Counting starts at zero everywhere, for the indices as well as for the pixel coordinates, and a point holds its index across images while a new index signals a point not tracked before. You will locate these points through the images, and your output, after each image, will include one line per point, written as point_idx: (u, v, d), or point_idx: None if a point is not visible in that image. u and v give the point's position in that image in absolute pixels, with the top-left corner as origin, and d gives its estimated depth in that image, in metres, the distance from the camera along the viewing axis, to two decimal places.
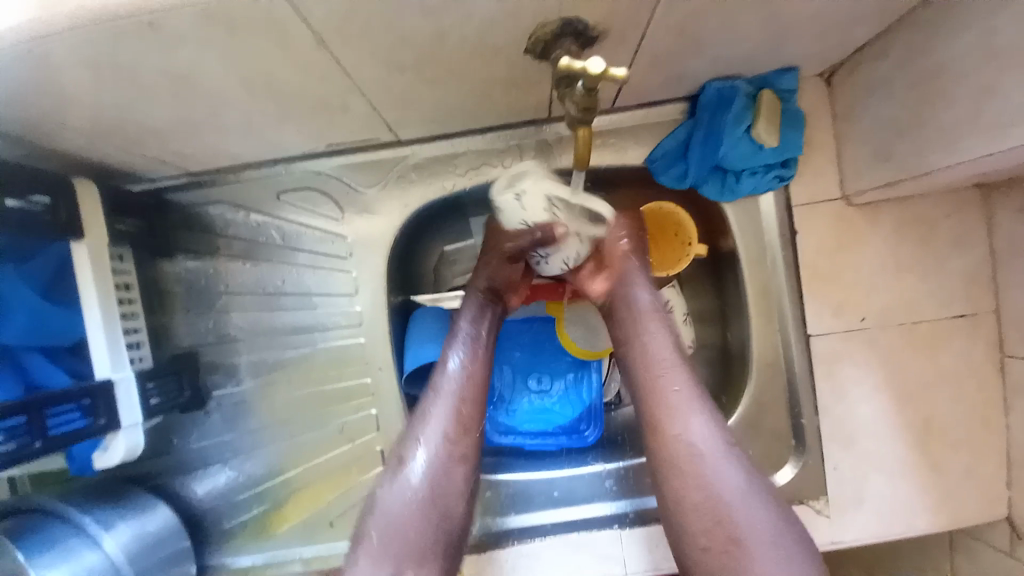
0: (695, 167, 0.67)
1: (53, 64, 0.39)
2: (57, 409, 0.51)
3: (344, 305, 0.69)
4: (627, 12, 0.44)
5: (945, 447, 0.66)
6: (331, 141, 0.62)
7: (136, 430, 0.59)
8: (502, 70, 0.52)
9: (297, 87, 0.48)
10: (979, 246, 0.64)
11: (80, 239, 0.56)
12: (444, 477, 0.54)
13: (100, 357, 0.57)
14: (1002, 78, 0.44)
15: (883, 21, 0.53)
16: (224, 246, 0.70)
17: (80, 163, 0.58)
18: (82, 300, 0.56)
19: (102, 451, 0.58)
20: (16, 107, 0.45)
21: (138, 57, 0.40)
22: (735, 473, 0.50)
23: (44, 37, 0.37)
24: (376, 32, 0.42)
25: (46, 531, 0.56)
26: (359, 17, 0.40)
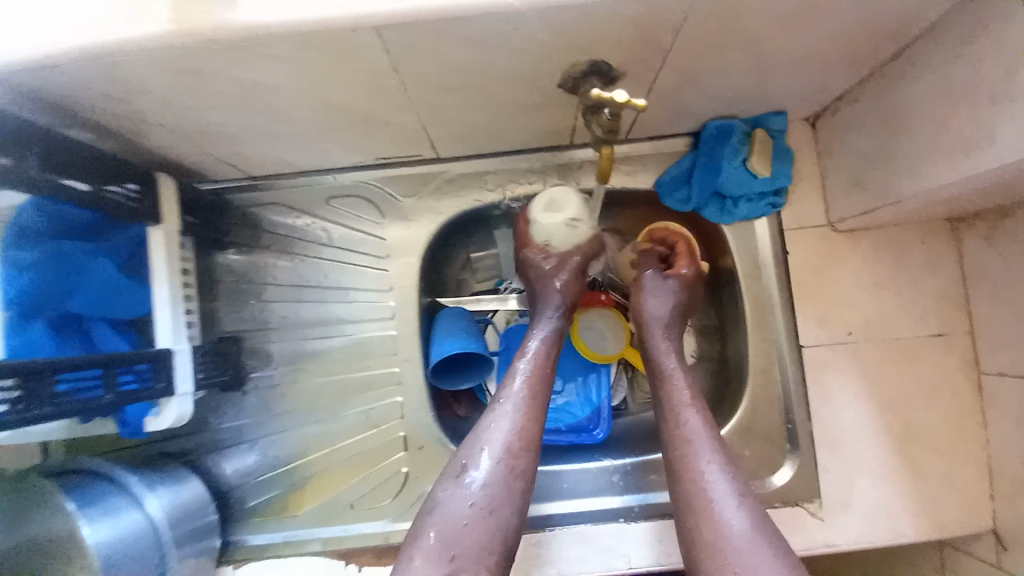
0: (696, 192, 0.76)
1: (169, 74, 0.48)
2: (124, 371, 0.57)
3: (379, 300, 0.77)
4: (642, 55, 0.54)
5: (929, 456, 0.70)
6: (380, 154, 0.72)
7: (186, 398, 0.64)
8: (535, 96, 0.61)
9: (364, 103, 0.57)
10: (951, 270, 0.72)
11: (158, 224, 0.63)
12: (503, 502, 0.54)
13: (164, 329, 0.63)
14: (954, 119, 0.53)
15: (857, 73, 0.63)
16: (274, 242, 0.78)
17: (162, 162, 0.66)
18: (154, 281, 0.63)
19: (154, 416, 0.63)
20: (126, 108, 0.53)
21: (237, 69, 0.49)
22: (742, 518, 0.53)
23: (162, 51, 0.44)
24: (436, 59, 0.51)
25: (91, 486, 0.59)
26: (426, 48, 0.49)
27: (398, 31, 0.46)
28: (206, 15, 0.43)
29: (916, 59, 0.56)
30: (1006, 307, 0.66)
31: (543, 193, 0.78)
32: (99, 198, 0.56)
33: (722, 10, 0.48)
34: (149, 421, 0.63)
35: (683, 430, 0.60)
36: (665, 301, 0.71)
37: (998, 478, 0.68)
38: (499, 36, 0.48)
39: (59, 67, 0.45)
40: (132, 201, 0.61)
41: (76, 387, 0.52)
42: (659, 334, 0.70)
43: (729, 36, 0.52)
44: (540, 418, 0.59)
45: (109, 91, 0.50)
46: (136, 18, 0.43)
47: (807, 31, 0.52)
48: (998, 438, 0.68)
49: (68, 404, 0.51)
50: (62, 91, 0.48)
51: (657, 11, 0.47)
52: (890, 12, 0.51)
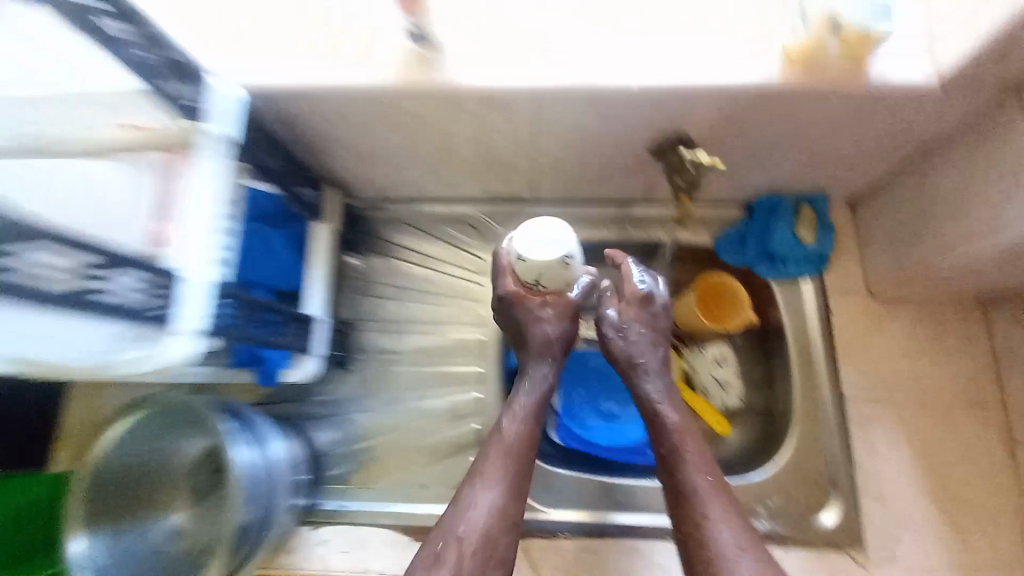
0: (750, 250, 0.88)
1: (378, 110, 0.66)
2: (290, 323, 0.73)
3: (472, 309, 0.90)
4: (720, 134, 0.71)
5: (969, 517, 0.74)
6: (492, 190, 0.88)
7: (315, 361, 0.79)
8: (630, 159, 0.78)
9: (500, 149, 0.75)
10: (982, 345, 0.80)
11: (321, 222, 0.82)
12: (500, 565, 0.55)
13: (312, 302, 0.78)
14: (972, 206, 0.65)
15: (890, 168, 0.78)
16: (391, 251, 0.93)
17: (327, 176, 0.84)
18: (311, 261, 0.80)
19: (292, 367, 0.77)
20: (331, 131, 0.71)
21: (423, 113, 0.67)
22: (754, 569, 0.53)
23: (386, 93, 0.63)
24: (568, 121, 0.68)
25: (243, 415, 0.71)
26: (564, 111, 0.66)
27: (550, 97, 0.63)
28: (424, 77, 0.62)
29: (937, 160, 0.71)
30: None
31: (618, 239, 0.92)
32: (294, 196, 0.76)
33: (788, 105, 0.64)
34: (288, 372, 0.76)
35: (685, 483, 0.59)
36: (648, 348, 0.68)
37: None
38: (618, 110, 0.66)
39: (314, 96, 0.63)
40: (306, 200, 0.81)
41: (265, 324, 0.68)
42: (654, 379, 0.67)
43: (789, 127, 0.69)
44: (520, 483, 0.59)
45: (327, 117, 0.68)
46: (374, 70, 0.62)
47: (849, 130, 0.69)
48: None
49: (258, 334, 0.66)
50: (299, 112, 0.67)
51: (739, 102, 0.64)
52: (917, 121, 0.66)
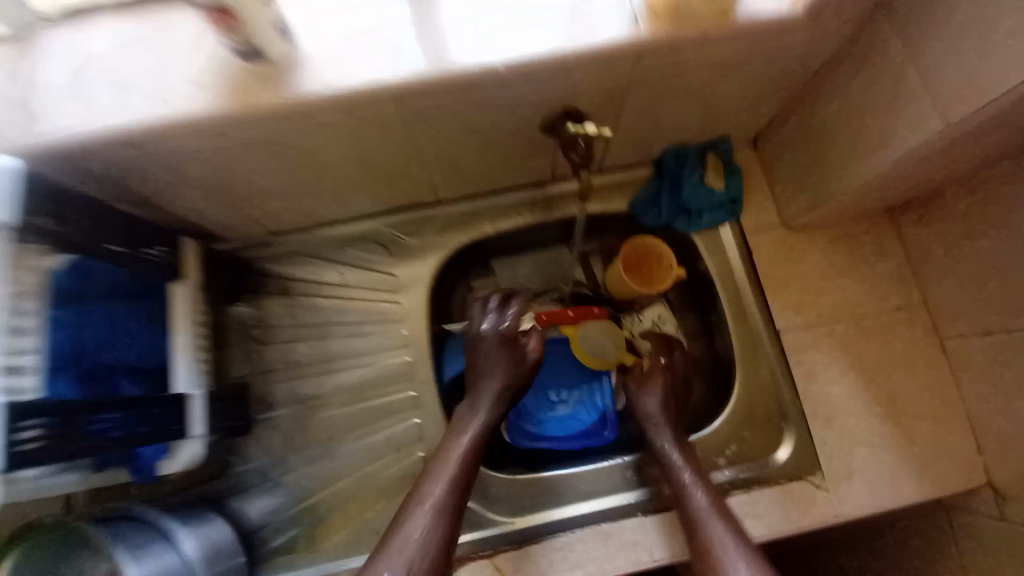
0: (667, 209, 0.85)
1: (229, 138, 0.57)
2: (145, 417, 0.63)
3: (391, 331, 0.83)
4: (608, 99, 0.66)
5: (920, 437, 0.74)
6: (386, 200, 0.81)
7: (198, 441, 0.70)
8: (522, 139, 0.72)
9: (395, 160, 0.70)
10: (896, 257, 0.81)
11: (179, 281, 0.73)
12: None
13: (180, 374, 0.71)
14: (871, 116, 0.64)
15: (764, 120, 0.81)
16: (281, 288, 0.85)
17: (190, 231, 0.76)
18: (172, 324, 0.72)
19: (167, 459, 0.68)
20: (177, 174, 0.63)
21: (276, 137, 0.59)
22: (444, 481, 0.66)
23: (223, 127, 0.55)
24: (447, 101, 0.59)
25: (134, 531, 0.64)
26: (440, 95, 0.57)
27: (419, 97, 0.57)
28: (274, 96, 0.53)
29: (833, 73, 0.68)
30: (962, 325, 0.74)
31: (533, 222, 0.87)
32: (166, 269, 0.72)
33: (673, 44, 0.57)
34: (162, 464, 0.68)
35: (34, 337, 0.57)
36: None
37: (993, 468, 0.71)
38: (500, 93, 0.59)
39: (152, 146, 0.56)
40: (164, 258, 0.72)
41: (109, 429, 0.58)
42: None
43: (691, 90, 0.67)
44: None
45: (168, 161, 0.59)
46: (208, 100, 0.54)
47: (735, 74, 0.66)
48: (985, 417, 0.72)
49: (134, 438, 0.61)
50: (140, 168, 0.59)
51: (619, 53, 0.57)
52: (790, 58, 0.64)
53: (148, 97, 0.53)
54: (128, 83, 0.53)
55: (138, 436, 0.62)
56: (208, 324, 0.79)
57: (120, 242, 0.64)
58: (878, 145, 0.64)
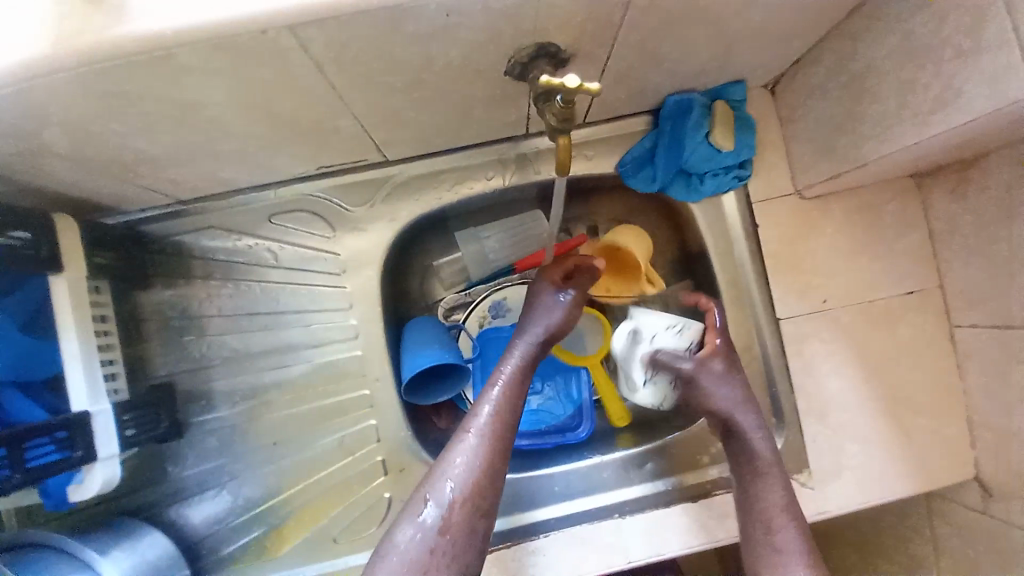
0: (662, 171, 0.71)
1: (54, 94, 0.41)
2: (33, 443, 0.52)
3: (339, 319, 0.71)
4: (593, 35, 0.49)
5: (913, 429, 0.69)
6: (320, 163, 0.65)
7: (112, 462, 0.59)
8: (483, 89, 0.55)
9: (313, 116, 0.53)
10: (920, 230, 0.69)
11: (60, 272, 0.57)
12: (467, 513, 0.53)
13: (78, 388, 0.57)
14: (931, 68, 0.49)
15: (789, 59, 0.65)
16: (204, 269, 0.71)
17: (61, 200, 0.59)
18: (60, 326, 0.57)
19: (78, 484, 0.58)
20: (5, 143, 0.46)
21: (132, 90, 0.42)
22: (463, 456, 0.55)
23: (45, 75, 0.38)
24: (369, 39, 0.42)
25: (47, 562, 0.55)
26: (356, 30, 0.41)
27: (321, 29, 0.40)
28: (109, 34, 0.37)
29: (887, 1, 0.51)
30: (976, 314, 0.65)
31: (504, 187, 0.72)
32: (45, 257, 0.55)
33: None
34: (71, 491, 0.58)
35: None
36: None
37: (982, 462, 0.67)
38: (445, 25, 0.43)
39: None
40: (26, 246, 0.54)
41: None
42: None
43: (704, 23, 0.51)
44: None
45: None
46: (20, 44, 0.38)
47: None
48: (982, 410, 0.66)
49: (38, 469, 0.52)
50: None
51: None
52: None
53: None
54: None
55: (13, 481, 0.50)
56: (114, 317, 0.65)
57: None
58: (931, 108, 0.50)
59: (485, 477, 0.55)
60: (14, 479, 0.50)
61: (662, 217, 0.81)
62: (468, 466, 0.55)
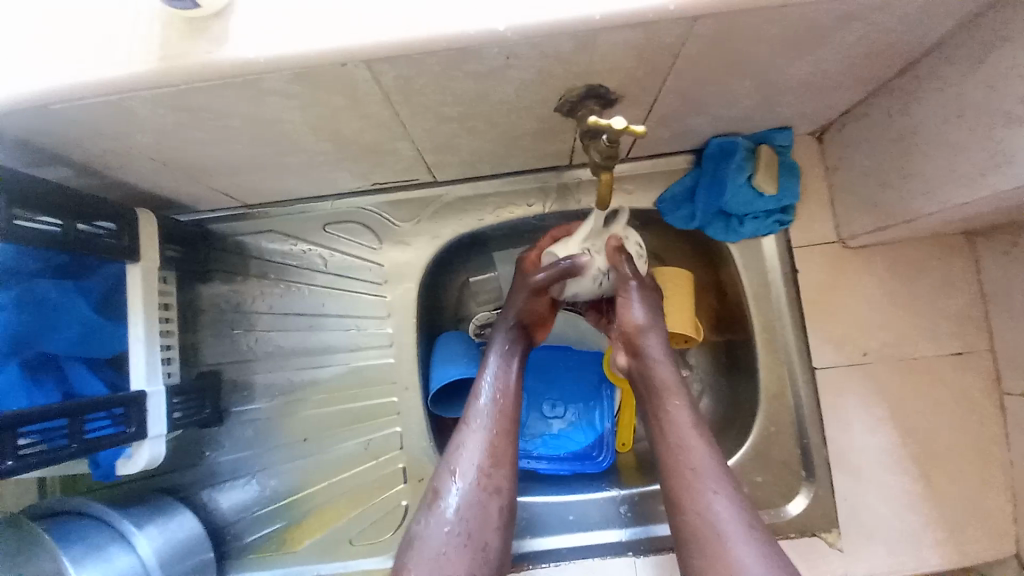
0: (701, 211, 0.72)
1: (157, 107, 0.46)
2: (92, 416, 0.57)
3: (375, 327, 0.75)
4: (642, 80, 0.51)
5: (953, 498, 0.65)
6: (375, 180, 0.69)
7: (160, 440, 0.64)
8: (533, 123, 0.58)
9: (374, 138, 0.57)
10: (969, 289, 0.67)
11: (136, 261, 0.63)
12: (481, 499, 0.56)
13: (138, 369, 0.62)
14: (983, 132, 0.48)
15: (837, 110, 0.65)
16: (259, 268, 0.76)
17: (144, 197, 0.66)
18: (130, 310, 0.63)
19: (126, 459, 0.62)
20: (106, 143, 0.52)
21: (222, 107, 0.47)
22: (469, 449, 0.58)
23: (150, 88, 0.44)
24: (433, 74, 0.46)
25: (87, 530, 0.59)
26: (423, 66, 0.45)
27: (392, 64, 0.44)
28: (210, 59, 0.42)
29: (941, 63, 0.52)
30: None
31: (544, 214, 0.75)
32: (124, 248, 0.61)
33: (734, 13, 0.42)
34: (119, 464, 0.63)
35: None
36: None
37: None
38: (504, 66, 0.46)
39: (71, 106, 0.45)
40: (111, 236, 0.60)
41: (41, 437, 0.52)
42: None
43: (752, 74, 0.53)
44: None
45: (97, 130, 0.49)
46: (134, 62, 0.43)
47: (814, 55, 0.50)
48: None
49: (94, 440, 0.56)
50: (63, 133, 0.49)
51: (660, 23, 0.43)
52: (886, 38, 0.49)
53: (77, 53, 0.44)
54: (64, 44, 0.44)
55: (70, 450, 0.54)
56: (175, 306, 0.71)
57: (51, 217, 0.53)
58: (981, 170, 0.49)
59: (495, 466, 0.58)
60: (72, 447, 0.54)
61: (697, 254, 0.82)
62: (478, 457, 0.58)
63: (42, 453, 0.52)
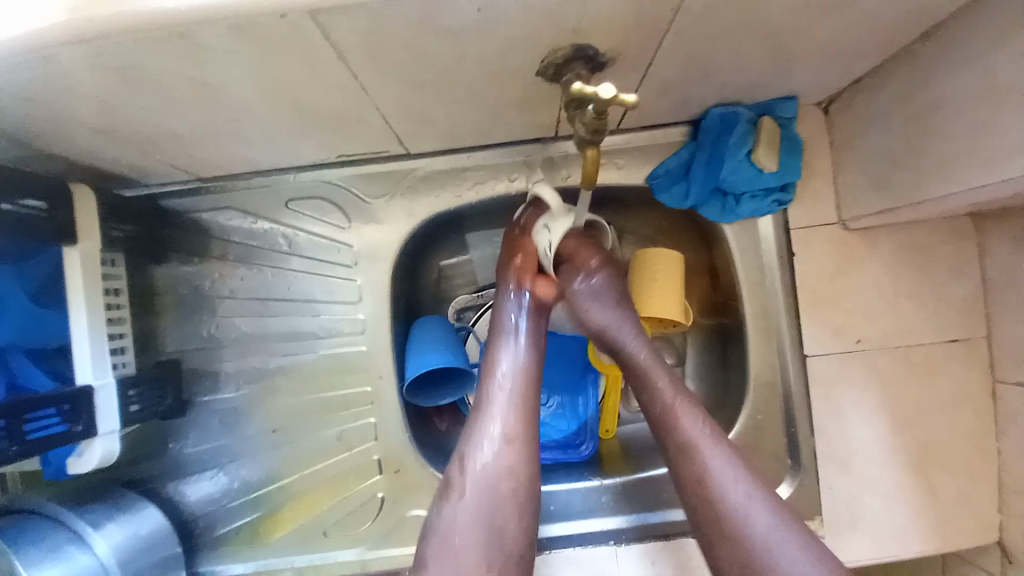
0: (696, 188, 0.67)
1: (69, 69, 0.39)
2: (36, 415, 0.51)
3: (347, 312, 0.70)
4: (638, 41, 0.45)
5: (938, 487, 0.64)
6: (341, 152, 0.63)
7: (112, 437, 0.60)
8: (514, 90, 0.52)
9: (334, 106, 0.50)
10: (972, 275, 0.64)
11: (74, 244, 0.56)
12: (500, 479, 0.51)
13: (84, 362, 0.57)
14: (1012, 107, 0.44)
15: (849, 78, 0.60)
16: (218, 248, 0.70)
17: (79, 170, 0.59)
18: (70, 299, 0.57)
19: (77, 456, 0.60)
20: (20, 112, 0.45)
21: (150, 69, 0.40)
22: (491, 423, 0.53)
23: (56, 46, 0.36)
24: (396, 31, 0.39)
25: (43, 530, 0.55)
26: (383, 21, 0.38)
27: (346, 18, 0.37)
28: (125, 8, 0.35)
29: (972, 25, 0.46)
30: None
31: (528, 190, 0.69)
32: (60, 229, 0.54)
33: None
34: (74, 462, 0.60)
35: None
36: None
37: (1010, 528, 0.63)
38: (479, 21, 0.40)
39: None
40: (41, 216, 0.53)
41: None
42: None
43: (760, 38, 0.47)
44: None
45: (4, 95, 0.42)
46: (33, 13, 0.35)
47: (833, 15, 0.44)
48: (1016, 474, 0.62)
49: (36, 441, 0.51)
50: None
51: None
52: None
53: None
54: None
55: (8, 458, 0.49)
56: (127, 289, 0.65)
57: None
58: (1006, 151, 0.45)
59: (516, 442, 0.52)
60: (13, 451, 0.49)
61: (692, 234, 0.77)
62: (498, 432, 0.52)
63: None
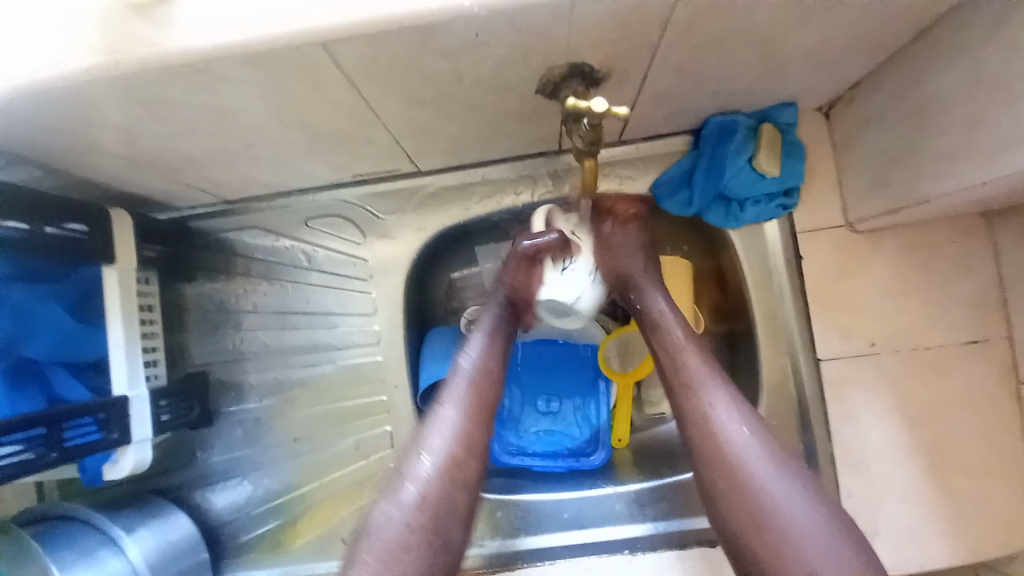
0: (698, 195, 0.68)
1: (107, 102, 0.43)
2: (74, 423, 0.55)
3: (363, 324, 0.73)
4: (629, 55, 0.47)
5: (964, 492, 0.62)
6: (355, 171, 0.66)
7: (144, 445, 0.64)
8: (515, 106, 0.54)
9: (346, 128, 0.54)
10: (987, 273, 0.63)
11: (112, 263, 0.61)
12: (448, 491, 0.51)
13: (119, 374, 0.61)
14: (1004, 105, 0.44)
15: (846, 82, 0.60)
16: (242, 266, 0.74)
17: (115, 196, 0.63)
18: (108, 315, 0.61)
19: (112, 464, 0.63)
20: (64, 142, 0.49)
21: (178, 98, 0.44)
22: (441, 433, 0.53)
23: (96, 81, 0.41)
24: (400, 56, 0.43)
25: (78, 537, 0.58)
26: (388, 47, 0.41)
27: (353, 45, 0.40)
28: (155, 46, 0.39)
29: (960, 26, 0.47)
30: None
31: (534, 202, 0.71)
32: (99, 249, 0.59)
33: None
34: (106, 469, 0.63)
35: None
36: None
37: None
38: (477, 44, 0.43)
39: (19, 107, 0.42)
40: (81, 238, 0.57)
41: (22, 445, 0.51)
42: None
43: (749, 48, 0.48)
44: None
45: (53, 126, 0.46)
46: (75, 51, 0.40)
47: (818, 22, 0.46)
48: None
49: (74, 447, 0.55)
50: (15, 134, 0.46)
51: None
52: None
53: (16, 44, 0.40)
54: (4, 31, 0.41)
55: (47, 463, 0.53)
56: (158, 307, 0.70)
57: (20, 220, 0.50)
58: (1002, 146, 0.45)
59: (458, 457, 0.53)
60: (52, 455, 0.53)
61: (697, 242, 0.78)
62: (446, 440, 0.53)
63: (24, 462, 0.51)
